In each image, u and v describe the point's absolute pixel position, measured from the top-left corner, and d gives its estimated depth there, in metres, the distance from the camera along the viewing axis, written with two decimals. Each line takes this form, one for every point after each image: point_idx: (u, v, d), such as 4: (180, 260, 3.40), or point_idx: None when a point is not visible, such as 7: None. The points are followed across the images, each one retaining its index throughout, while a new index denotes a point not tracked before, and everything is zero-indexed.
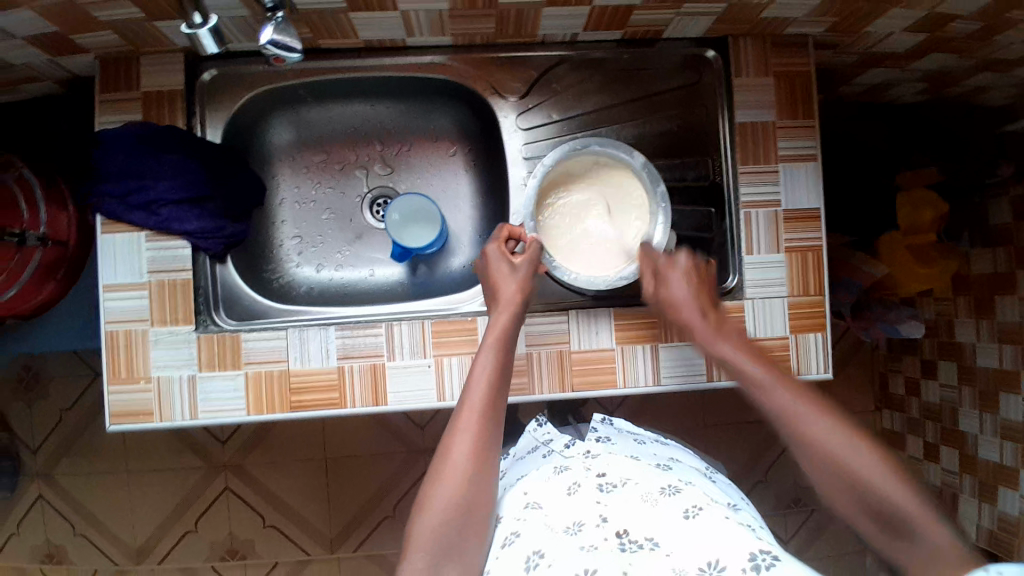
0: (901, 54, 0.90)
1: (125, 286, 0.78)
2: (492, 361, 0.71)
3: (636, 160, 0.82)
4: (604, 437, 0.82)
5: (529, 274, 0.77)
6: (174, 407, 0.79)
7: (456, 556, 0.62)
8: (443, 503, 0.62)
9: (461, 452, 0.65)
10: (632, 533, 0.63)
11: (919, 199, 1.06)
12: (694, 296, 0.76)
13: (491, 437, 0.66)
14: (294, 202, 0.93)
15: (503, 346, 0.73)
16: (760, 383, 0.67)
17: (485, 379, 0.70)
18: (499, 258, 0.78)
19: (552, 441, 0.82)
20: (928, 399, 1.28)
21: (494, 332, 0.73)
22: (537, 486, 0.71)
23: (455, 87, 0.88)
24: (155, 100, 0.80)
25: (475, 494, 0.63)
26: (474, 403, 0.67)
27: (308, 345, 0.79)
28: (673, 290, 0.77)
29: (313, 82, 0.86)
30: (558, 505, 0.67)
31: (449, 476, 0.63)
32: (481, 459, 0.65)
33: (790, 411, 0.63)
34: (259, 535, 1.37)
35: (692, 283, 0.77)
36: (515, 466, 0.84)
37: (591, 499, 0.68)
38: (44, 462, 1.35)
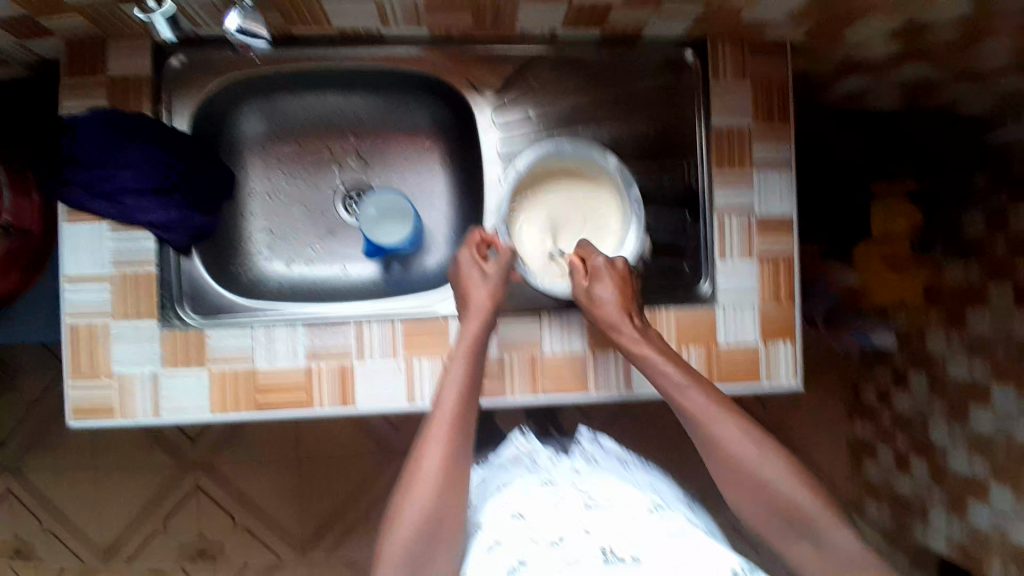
0: (880, 62, 0.90)
1: (88, 278, 0.76)
2: (462, 368, 0.70)
3: (611, 160, 0.80)
4: (590, 456, 0.82)
5: (501, 282, 0.76)
6: (137, 404, 0.77)
7: (426, 565, 0.64)
8: (416, 515, 0.63)
9: (432, 461, 0.65)
10: (617, 549, 0.61)
11: None
12: (620, 300, 0.74)
13: (461, 445, 0.67)
14: (266, 194, 0.92)
15: (474, 351, 0.72)
16: (674, 384, 0.71)
17: (457, 386, 0.69)
18: (473, 264, 0.77)
19: (535, 454, 0.83)
20: (901, 406, 1.29)
21: (466, 336, 0.72)
22: (523, 497, 0.69)
23: (432, 81, 0.86)
24: (122, 87, 0.78)
25: (445, 504, 0.64)
26: (445, 411, 0.67)
27: (275, 344, 0.77)
28: (600, 290, 0.74)
29: (285, 72, 0.84)
30: (541, 517, 0.65)
31: (420, 486, 0.64)
32: (450, 466, 0.65)
33: (705, 419, 0.70)
34: (228, 535, 1.34)
35: (617, 290, 0.74)
36: (492, 472, 0.83)
37: (576, 513, 0.65)
38: (9, 457, 1.32)
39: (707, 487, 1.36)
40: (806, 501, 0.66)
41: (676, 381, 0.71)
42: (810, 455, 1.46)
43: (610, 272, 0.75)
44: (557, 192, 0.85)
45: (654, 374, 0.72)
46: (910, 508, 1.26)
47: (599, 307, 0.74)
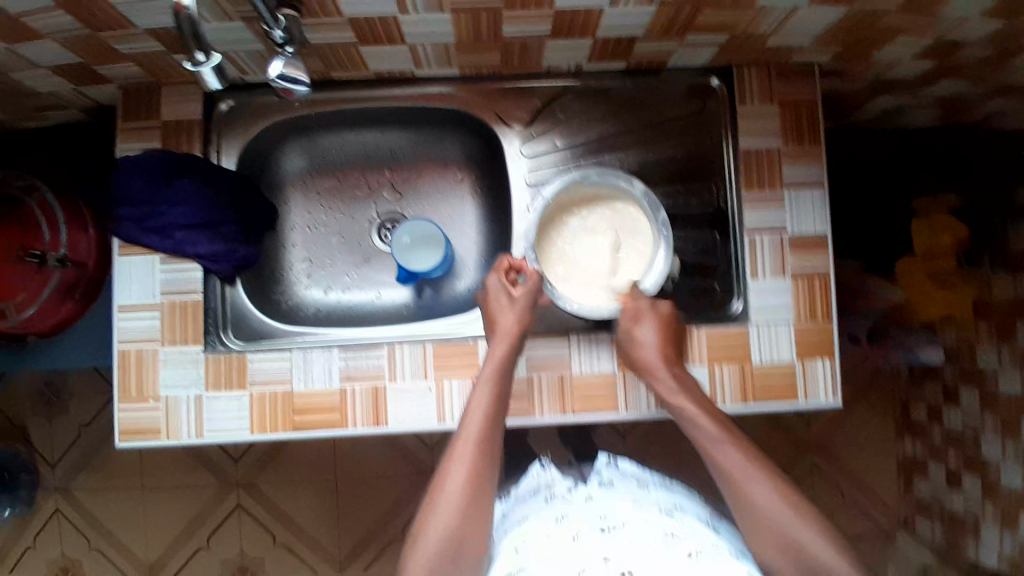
0: (912, 80, 0.89)
1: (139, 307, 0.81)
2: (489, 394, 0.72)
3: (636, 188, 0.82)
4: (608, 481, 0.82)
5: (528, 307, 0.78)
6: (182, 425, 0.80)
7: None
8: (441, 537, 0.64)
9: (456, 482, 0.66)
10: (637, 575, 0.62)
11: (939, 223, 1.05)
12: (661, 347, 0.78)
13: (485, 473, 0.68)
14: (305, 227, 0.95)
15: (501, 377, 0.73)
16: (708, 436, 0.73)
17: (482, 412, 0.70)
18: (501, 290, 0.79)
19: (554, 486, 0.83)
20: (949, 429, 1.25)
21: (494, 359, 0.74)
22: (543, 530, 0.70)
23: (462, 115, 0.89)
24: (174, 129, 0.83)
25: (468, 527, 0.65)
26: (469, 438, 0.69)
27: (312, 367, 0.80)
28: (640, 330, 0.78)
29: (323, 112, 0.88)
30: (562, 549, 0.66)
31: (443, 506, 0.65)
32: (475, 491, 0.67)
33: (737, 476, 0.70)
34: (269, 553, 1.37)
35: (660, 332, 0.78)
36: (516, 506, 0.84)
37: (592, 539, 0.67)
38: (62, 476, 1.38)
39: None
40: (832, 557, 0.64)
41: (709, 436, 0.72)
42: (855, 480, 1.41)
43: (654, 314, 0.79)
44: (606, 210, 0.85)
45: (692, 426, 0.74)
46: (963, 525, 1.22)
47: (643, 351, 0.78)
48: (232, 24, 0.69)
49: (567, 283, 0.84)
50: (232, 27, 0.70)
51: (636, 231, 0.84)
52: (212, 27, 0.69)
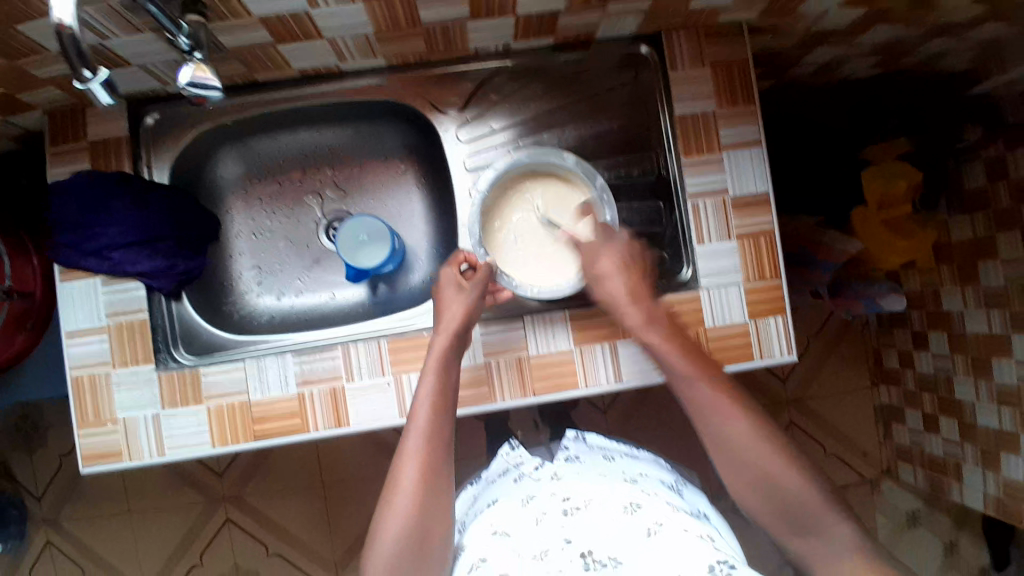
0: (844, 30, 0.89)
1: (86, 331, 0.80)
2: (434, 383, 0.74)
3: (570, 162, 0.82)
4: (574, 457, 0.85)
5: (478, 296, 0.78)
6: (143, 446, 0.80)
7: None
8: (398, 523, 0.65)
9: (410, 474, 0.68)
10: (596, 552, 0.63)
11: (892, 171, 1.05)
12: (626, 282, 0.79)
13: (438, 456, 0.70)
14: (251, 234, 0.94)
15: (446, 369, 0.75)
16: (683, 378, 0.75)
17: (428, 401, 0.73)
18: (451, 282, 0.79)
19: (522, 465, 0.85)
20: (922, 371, 1.27)
21: (438, 350, 0.76)
22: (508, 516, 0.72)
23: (396, 106, 0.88)
24: (102, 150, 0.82)
25: (427, 522, 0.66)
26: (420, 426, 0.71)
27: (266, 374, 0.80)
28: (601, 266, 0.79)
29: (251, 117, 0.87)
30: (524, 534, 0.67)
31: (400, 500, 0.66)
32: (429, 483, 0.68)
33: (703, 407, 0.73)
34: (263, 564, 1.37)
35: (620, 262, 0.80)
36: (486, 488, 0.86)
37: (555, 524, 0.67)
38: (48, 508, 1.38)
39: None
40: None
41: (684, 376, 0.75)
42: (836, 432, 1.43)
43: (616, 239, 0.81)
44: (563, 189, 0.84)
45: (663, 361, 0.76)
46: (943, 469, 1.24)
47: (608, 284, 0.79)
48: (141, 36, 0.68)
49: (521, 268, 0.82)
50: (142, 38, 0.68)
51: (582, 202, 0.84)
52: (121, 41, 0.68)
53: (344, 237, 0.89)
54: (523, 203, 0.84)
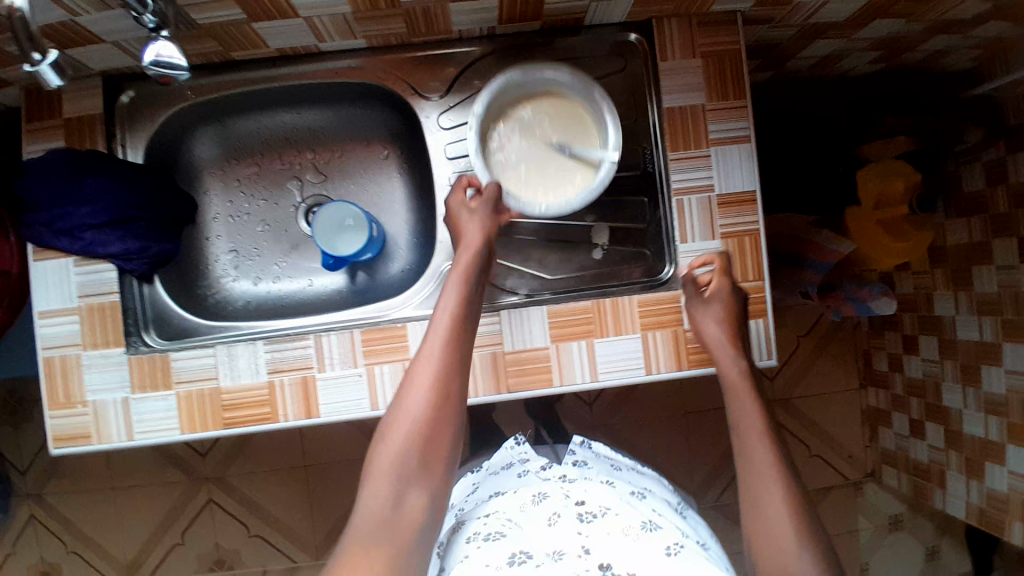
0: (844, 23, 0.86)
1: (57, 312, 0.79)
2: (456, 297, 0.71)
3: (564, 78, 0.80)
4: (582, 461, 0.88)
5: (490, 214, 0.77)
6: (112, 429, 0.79)
7: (415, 479, 0.61)
8: (408, 430, 0.63)
9: (426, 375, 0.66)
10: (616, 567, 0.65)
11: (890, 170, 1.01)
12: (727, 335, 0.77)
13: (455, 370, 0.67)
14: (228, 216, 0.93)
15: (469, 280, 0.73)
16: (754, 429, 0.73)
17: (448, 315, 0.70)
18: (461, 205, 0.79)
19: (528, 462, 0.88)
20: (910, 374, 1.26)
21: (459, 266, 0.74)
22: (522, 516, 0.74)
23: (377, 91, 0.86)
24: (77, 125, 0.80)
25: (439, 423, 0.64)
26: (439, 330, 0.69)
27: (237, 361, 0.79)
28: (708, 326, 0.78)
29: (218, 98, 0.85)
30: (539, 533, 0.71)
31: (414, 399, 0.64)
32: (445, 386, 0.65)
33: (749, 435, 0.72)
34: (245, 544, 1.38)
35: (723, 320, 0.77)
36: (488, 480, 0.89)
37: (572, 530, 0.70)
38: (32, 482, 1.38)
39: (713, 477, 1.36)
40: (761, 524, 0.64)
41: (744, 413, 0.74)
42: (823, 432, 1.42)
43: (726, 298, 0.78)
44: (558, 100, 0.82)
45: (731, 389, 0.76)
46: (927, 475, 1.23)
47: (707, 330, 0.78)
48: (112, 12, 0.66)
49: (527, 188, 0.81)
50: (112, 15, 0.66)
51: (580, 115, 0.82)
52: (93, 17, 0.66)
53: (333, 211, 0.88)
54: (523, 124, 0.82)
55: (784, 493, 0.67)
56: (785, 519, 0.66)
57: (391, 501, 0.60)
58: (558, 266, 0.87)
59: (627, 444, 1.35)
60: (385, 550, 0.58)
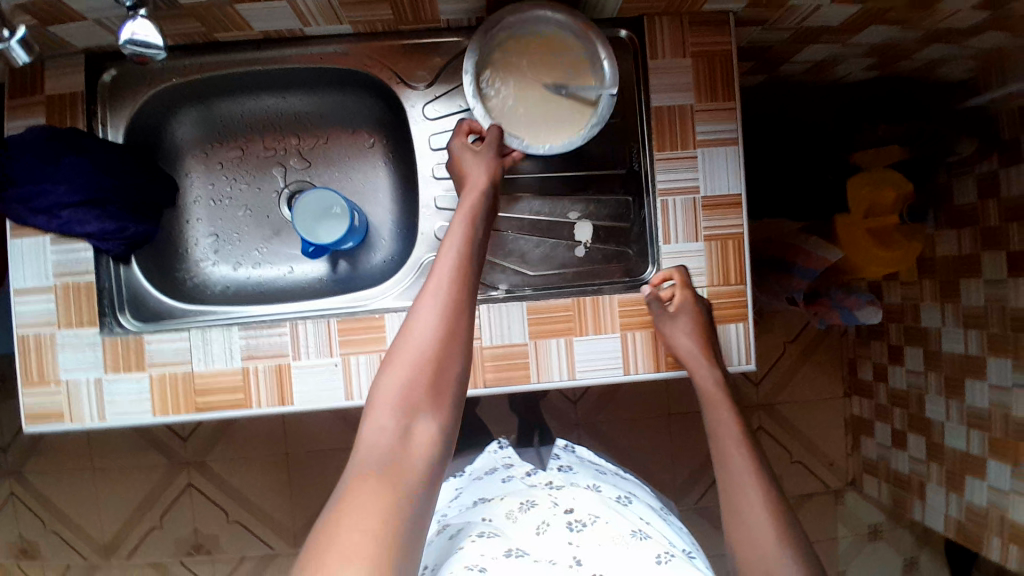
0: (837, 28, 0.85)
1: (31, 291, 0.78)
2: (461, 236, 0.71)
3: (556, 17, 0.77)
4: (568, 467, 0.87)
5: (494, 155, 0.77)
6: (84, 409, 0.78)
7: (421, 405, 0.61)
8: (413, 360, 0.62)
9: (432, 304, 0.65)
10: None
11: (880, 178, 0.99)
12: (700, 348, 0.77)
13: (463, 305, 0.66)
14: (209, 200, 0.92)
15: (474, 218, 0.73)
16: (732, 439, 0.75)
17: (454, 247, 0.70)
18: (463, 148, 0.79)
19: (515, 468, 0.88)
20: (895, 384, 1.25)
21: (462, 207, 0.74)
22: (509, 523, 0.74)
23: (363, 79, 0.85)
24: (59, 104, 0.79)
25: (447, 351, 0.63)
26: (445, 261, 0.68)
27: (211, 346, 0.78)
28: (680, 341, 0.77)
29: (196, 80, 0.84)
30: (528, 542, 0.70)
31: (420, 327, 0.64)
32: (453, 315, 0.65)
33: (727, 445, 0.75)
34: (224, 529, 1.38)
35: (693, 332, 0.77)
36: (471, 485, 0.88)
37: (563, 540, 0.70)
38: (11, 460, 1.38)
39: (695, 479, 1.36)
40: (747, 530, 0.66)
41: (723, 426, 0.77)
42: (806, 438, 1.42)
43: (692, 311, 0.78)
44: (548, 34, 0.78)
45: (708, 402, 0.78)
46: (907, 486, 1.23)
47: (677, 342, 0.77)
48: None
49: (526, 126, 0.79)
50: None
51: (572, 48, 0.79)
52: None
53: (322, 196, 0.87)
54: (516, 62, 0.78)
55: (765, 501, 0.69)
56: (768, 528, 0.67)
57: (397, 431, 0.59)
58: (541, 262, 0.87)
59: (609, 443, 1.35)
60: (395, 476, 0.56)
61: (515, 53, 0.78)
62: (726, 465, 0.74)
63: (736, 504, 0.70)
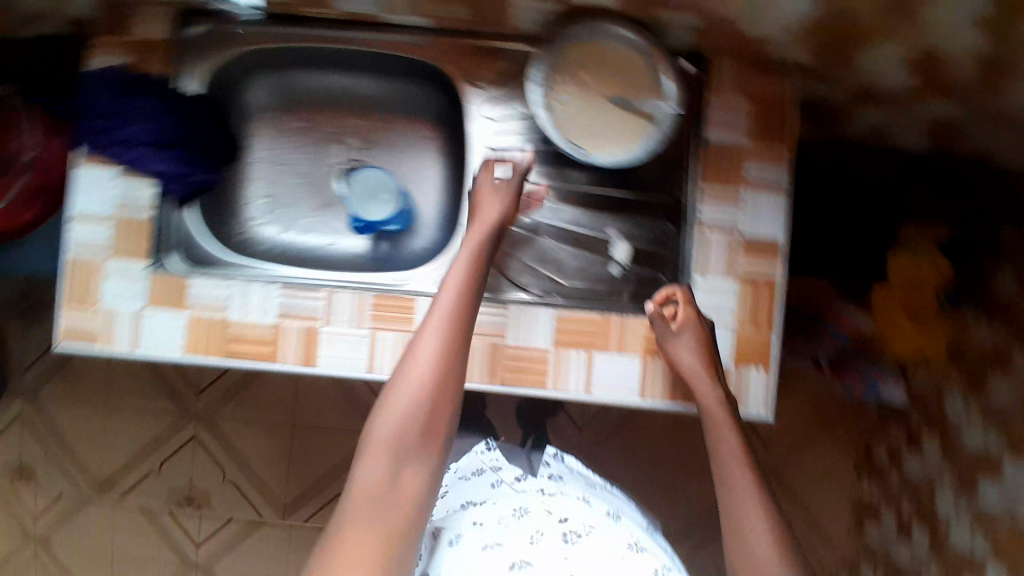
0: (900, 97, 0.86)
1: (92, 217, 0.82)
2: (462, 280, 0.75)
3: (622, 35, 0.82)
4: (557, 475, 0.89)
5: (508, 198, 0.81)
6: (119, 334, 0.82)
7: (411, 451, 0.68)
8: (410, 406, 0.69)
9: (428, 351, 0.71)
10: None
11: (920, 254, 1.04)
12: (703, 364, 0.78)
13: (457, 351, 0.72)
14: (270, 163, 0.97)
15: (478, 260, 0.77)
16: (733, 456, 0.75)
17: (454, 292, 0.74)
18: (484, 183, 0.82)
19: (501, 471, 0.88)
20: (909, 475, 1.23)
21: (467, 251, 0.77)
22: (502, 530, 0.74)
23: (433, 72, 0.89)
24: (147, 48, 0.84)
25: (438, 396, 0.70)
26: (444, 307, 0.73)
27: (250, 299, 0.81)
28: (681, 355, 0.78)
29: (279, 49, 0.88)
30: (522, 551, 0.71)
31: (417, 374, 0.70)
32: (445, 363, 0.71)
33: (728, 465, 0.75)
34: (217, 487, 1.40)
35: (698, 350, 0.78)
36: (457, 483, 0.87)
37: (557, 552, 0.70)
38: (29, 382, 1.42)
39: (689, 528, 1.33)
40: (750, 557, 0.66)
41: (729, 447, 0.76)
42: (806, 504, 1.40)
43: (695, 326, 0.78)
44: (613, 50, 0.83)
45: (715, 421, 0.77)
46: None
47: (677, 359, 0.78)
48: None
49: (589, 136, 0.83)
50: None
51: (635, 66, 0.83)
52: None
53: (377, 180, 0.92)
54: (581, 74, 0.83)
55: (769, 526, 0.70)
56: (770, 551, 0.69)
57: (388, 476, 0.67)
58: (574, 273, 0.88)
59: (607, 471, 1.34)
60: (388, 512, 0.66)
61: (580, 66, 0.83)
62: (727, 487, 0.74)
63: (738, 530, 0.71)
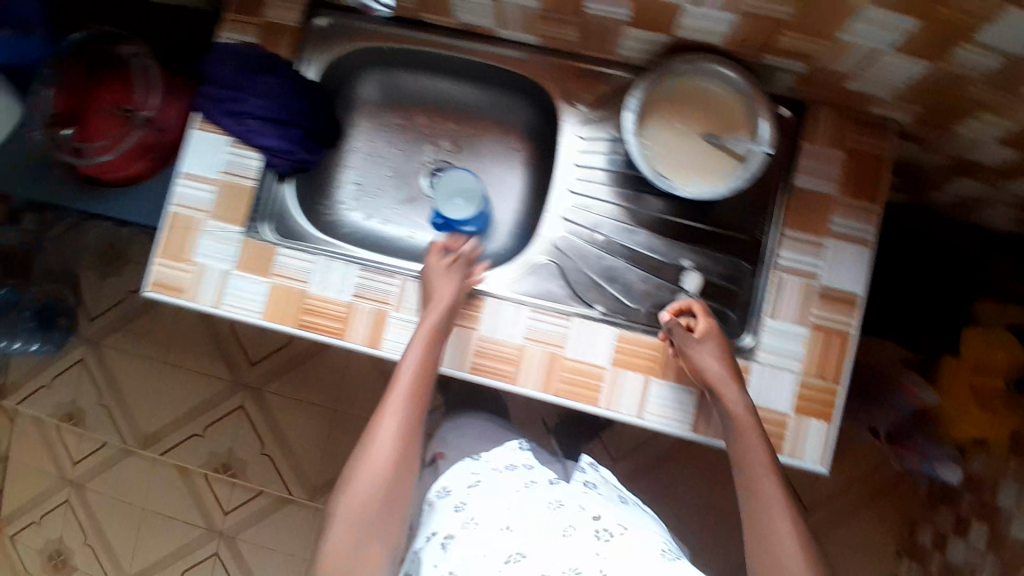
0: (996, 169, 0.85)
1: (199, 178, 0.87)
2: (416, 363, 0.78)
3: (726, 76, 0.83)
4: (591, 482, 0.88)
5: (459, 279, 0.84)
6: (203, 291, 0.85)
7: (377, 526, 0.72)
8: (370, 485, 0.72)
9: (387, 433, 0.75)
10: None
11: (994, 338, 1.00)
12: (726, 369, 0.77)
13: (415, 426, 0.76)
14: (365, 153, 1.02)
15: (432, 343, 0.79)
16: (758, 466, 0.72)
17: (408, 377, 0.77)
18: (435, 268, 0.84)
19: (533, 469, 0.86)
20: (952, 558, 1.15)
21: (421, 334, 0.79)
22: (533, 516, 0.73)
23: (532, 87, 0.93)
24: (274, 30, 0.90)
25: (402, 470, 0.74)
26: (400, 391, 0.76)
27: (330, 276, 0.85)
28: (703, 359, 0.77)
29: (392, 49, 0.94)
30: (551, 546, 0.69)
31: (379, 454, 0.73)
32: (403, 445, 0.75)
33: (749, 472, 0.72)
34: (253, 459, 1.43)
35: (722, 356, 0.77)
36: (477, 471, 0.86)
37: (590, 548, 0.69)
38: (96, 330, 1.49)
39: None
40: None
41: (748, 456, 0.73)
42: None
43: (717, 335, 0.79)
44: (711, 91, 0.85)
45: (740, 428, 0.74)
46: None
47: (703, 364, 0.77)
48: None
49: (676, 169, 0.84)
50: None
51: (732, 108, 0.84)
52: None
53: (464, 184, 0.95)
54: (675, 109, 0.85)
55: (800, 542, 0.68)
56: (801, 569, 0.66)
57: (353, 549, 0.71)
58: (641, 296, 0.90)
59: None
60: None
61: (675, 101, 0.85)
62: (751, 496, 0.71)
63: (765, 545, 0.68)
